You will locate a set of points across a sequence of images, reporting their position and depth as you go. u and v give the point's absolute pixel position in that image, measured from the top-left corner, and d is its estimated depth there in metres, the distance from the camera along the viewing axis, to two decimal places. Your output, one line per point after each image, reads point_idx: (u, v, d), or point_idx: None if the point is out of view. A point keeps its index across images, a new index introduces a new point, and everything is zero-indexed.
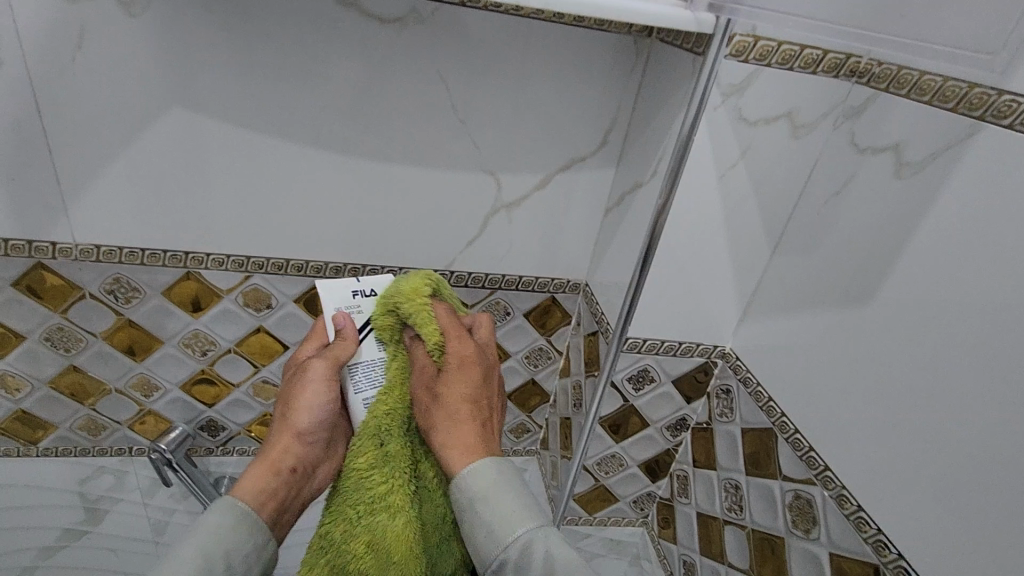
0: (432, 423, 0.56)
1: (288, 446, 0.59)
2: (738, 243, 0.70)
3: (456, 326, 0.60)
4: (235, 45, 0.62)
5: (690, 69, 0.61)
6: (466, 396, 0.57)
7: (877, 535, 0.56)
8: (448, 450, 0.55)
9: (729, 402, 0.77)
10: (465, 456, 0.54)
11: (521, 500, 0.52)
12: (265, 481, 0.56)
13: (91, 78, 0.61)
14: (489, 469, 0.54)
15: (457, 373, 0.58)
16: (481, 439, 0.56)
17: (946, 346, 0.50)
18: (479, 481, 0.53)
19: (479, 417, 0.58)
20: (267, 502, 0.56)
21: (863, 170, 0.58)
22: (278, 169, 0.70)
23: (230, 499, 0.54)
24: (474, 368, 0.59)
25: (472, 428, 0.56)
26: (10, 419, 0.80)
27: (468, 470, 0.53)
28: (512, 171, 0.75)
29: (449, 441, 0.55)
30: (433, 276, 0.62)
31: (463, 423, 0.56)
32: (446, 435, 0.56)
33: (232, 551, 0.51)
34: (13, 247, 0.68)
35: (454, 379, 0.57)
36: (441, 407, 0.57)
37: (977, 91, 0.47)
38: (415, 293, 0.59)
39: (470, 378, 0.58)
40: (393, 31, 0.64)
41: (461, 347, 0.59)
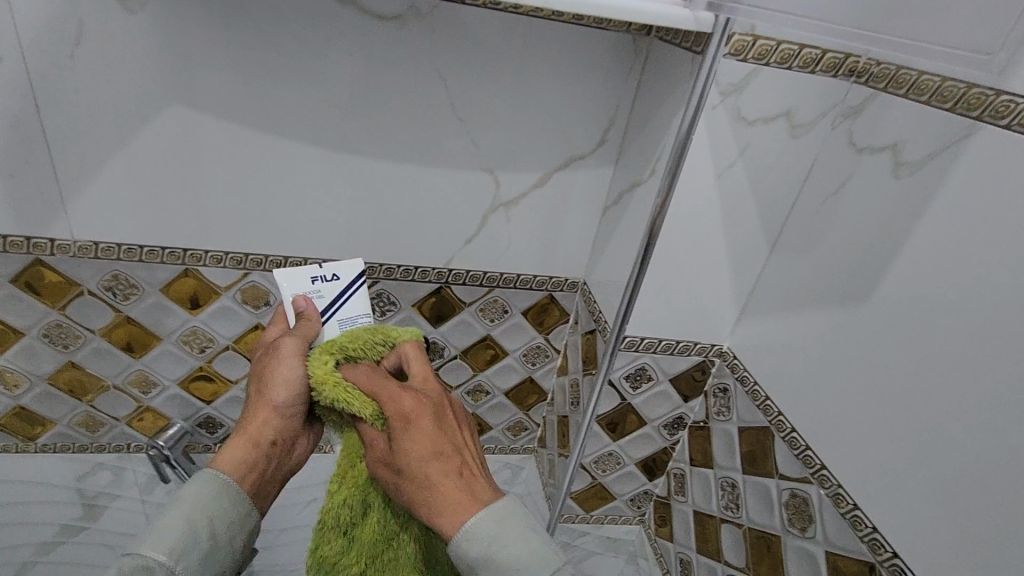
0: (410, 494, 0.51)
1: (266, 420, 0.57)
2: (735, 243, 0.70)
3: (383, 382, 0.55)
4: (234, 42, 0.62)
5: (688, 68, 0.61)
6: (427, 449, 0.51)
7: (873, 533, 0.56)
8: (436, 519, 0.49)
9: (726, 400, 0.78)
10: (452, 518, 0.49)
11: (524, 544, 0.48)
12: (243, 457, 0.55)
13: (90, 75, 0.61)
14: (480, 525, 0.48)
15: (408, 430, 0.52)
16: (459, 486, 0.50)
17: (942, 346, 0.50)
18: (475, 546, 0.47)
19: (451, 465, 0.51)
20: (247, 476, 0.55)
21: (862, 170, 0.58)
22: (277, 166, 0.70)
23: (208, 474, 0.53)
24: (423, 418, 0.53)
25: (450, 483, 0.50)
26: (9, 415, 0.80)
27: (458, 538, 0.48)
28: (510, 169, 0.76)
29: (431, 507, 0.50)
30: (336, 345, 0.57)
31: (434, 480, 0.50)
32: (427, 504, 0.50)
33: (217, 524, 0.51)
34: (11, 243, 0.68)
35: (406, 438, 0.52)
36: (408, 473, 0.51)
37: (975, 91, 0.48)
38: (322, 371, 0.56)
39: (423, 429, 0.52)
40: (392, 28, 0.64)
41: (401, 402, 0.53)
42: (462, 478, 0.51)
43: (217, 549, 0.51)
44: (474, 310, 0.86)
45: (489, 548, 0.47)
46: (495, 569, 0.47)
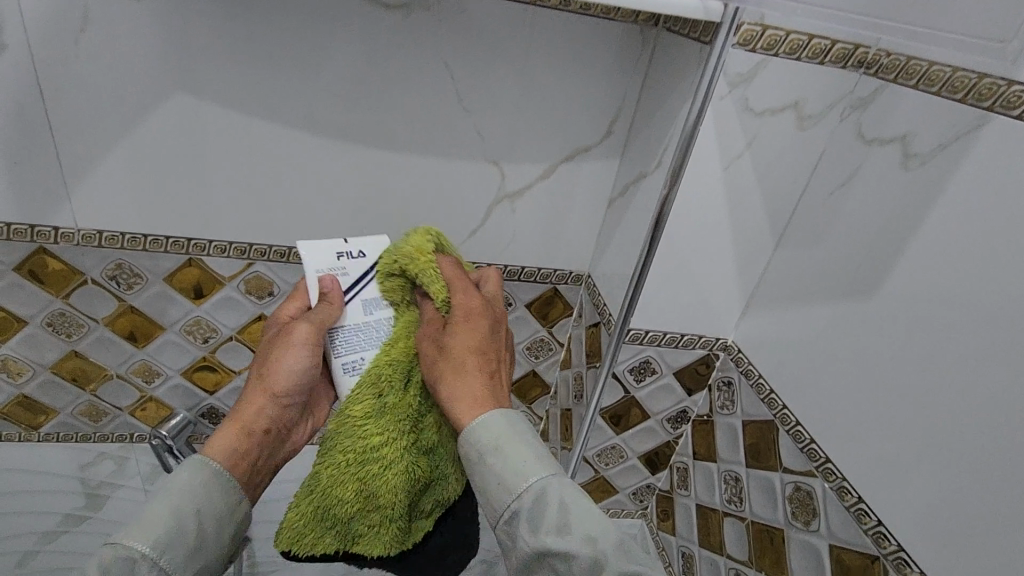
0: (438, 376, 0.55)
1: (263, 406, 0.58)
2: (741, 236, 0.70)
3: (461, 277, 0.59)
4: (240, 31, 0.62)
5: (696, 58, 0.61)
6: (472, 345, 0.55)
7: (877, 526, 0.56)
8: (455, 405, 0.53)
9: (731, 394, 0.78)
10: (472, 409, 0.52)
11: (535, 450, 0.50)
12: (236, 444, 0.55)
13: (95, 63, 0.61)
14: (496, 422, 0.51)
15: (463, 322, 0.56)
16: (487, 389, 0.54)
17: (949, 339, 0.50)
18: (490, 434, 0.50)
19: (488, 367, 0.55)
20: (239, 463, 0.55)
21: (870, 162, 0.58)
22: (282, 156, 0.70)
23: (201, 458, 0.53)
24: (480, 320, 0.57)
25: (482, 379, 0.54)
26: (12, 403, 0.80)
27: (477, 423, 0.51)
28: (516, 161, 0.75)
29: (456, 392, 0.53)
30: (434, 231, 0.61)
31: (470, 375, 0.54)
32: (452, 389, 0.53)
33: (205, 517, 0.51)
34: (15, 232, 0.68)
35: (460, 330, 0.55)
36: (446, 357, 0.55)
37: (987, 81, 0.47)
38: (418, 246, 0.59)
39: (477, 329, 0.56)
40: (399, 18, 0.64)
41: (465, 299, 0.57)
42: (493, 382, 0.54)
43: (204, 540, 0.51)
44: None
45: (499, 443, 0.50)
46: (505, 460, 0.49)
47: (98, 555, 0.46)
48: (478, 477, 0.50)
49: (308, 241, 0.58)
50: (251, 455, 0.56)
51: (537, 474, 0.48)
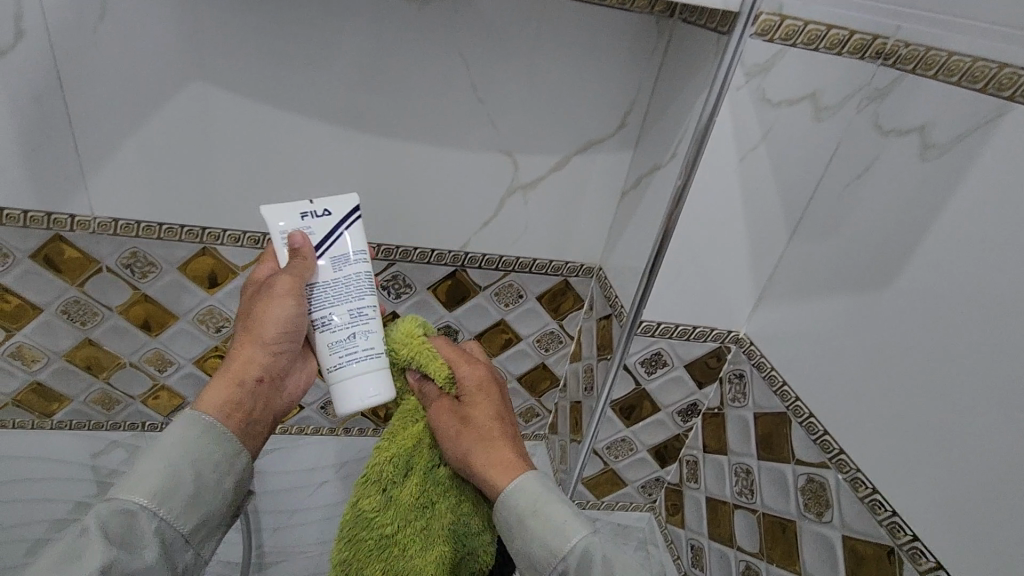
0: (465, 450, 0.59)
1: (251, 359, 0.58)
2: (756, 228, 0.70)
3: (457, 353, 0.64)
4: (256, 17, 0.62)
5: (714, 49, 0.60)
6: (487, 415, 0.60)
7: (892, 517, 0.56)
8: (491, 471, 0.57)
9: (742, 387, 0.78)
10: (508, 474, 0.57)
11: (567, 508, 0.54)
12: (227, 397, 0.56)
13: (112, 49, 0.61)
14: (532, 482, 0.56)
15: (474, 394, 0.61)
16: (515, 451, 0.59)
17: (967, 329, 0.50)
18: (524, 500, 0.55)
19: (507, 431, 0.61)
20: (232, 416, 0.55)
21: (887, 154, 0.58)
22: (297, 145, 0.70)
23: (193, 413, 0.54)
24: (488, 390, 0.62)
25: (507, 444, 0.59)
26: (26, 390, 0.81)
27: (511, 489, 0.55)
28: (529, 152, 0.75)
29: (487, 462, 0.58)
30: (420, 318, 0.65)
31: (498, 442, 0.59)
32: (484, 459, 0.58)
33: (202, 468, 0.52)
34: (32, 219, 0.69)
35: (475, 402, 0.61)
36: (470, 432, 0.60)
37: (1007, 71, 0.47)
38: (410, 332, 0.62)
39: (487, 397, 0.62)
40: (415, 8, 0.64)
41: (472, 372, 0.62)
42: (514, 441, 0.60)
43: (204, 491, 0.52)
44: (489, 294, 0.86)
45: (535, 505, 0.54)
46: (540, 523, 0.53)
47: (94, 511, 0.47)
48: (518, 544, 0.54)
49: (268, 205, 0.59)
50: (244, 404, 0.57)
51: (574, 532, 0.52)
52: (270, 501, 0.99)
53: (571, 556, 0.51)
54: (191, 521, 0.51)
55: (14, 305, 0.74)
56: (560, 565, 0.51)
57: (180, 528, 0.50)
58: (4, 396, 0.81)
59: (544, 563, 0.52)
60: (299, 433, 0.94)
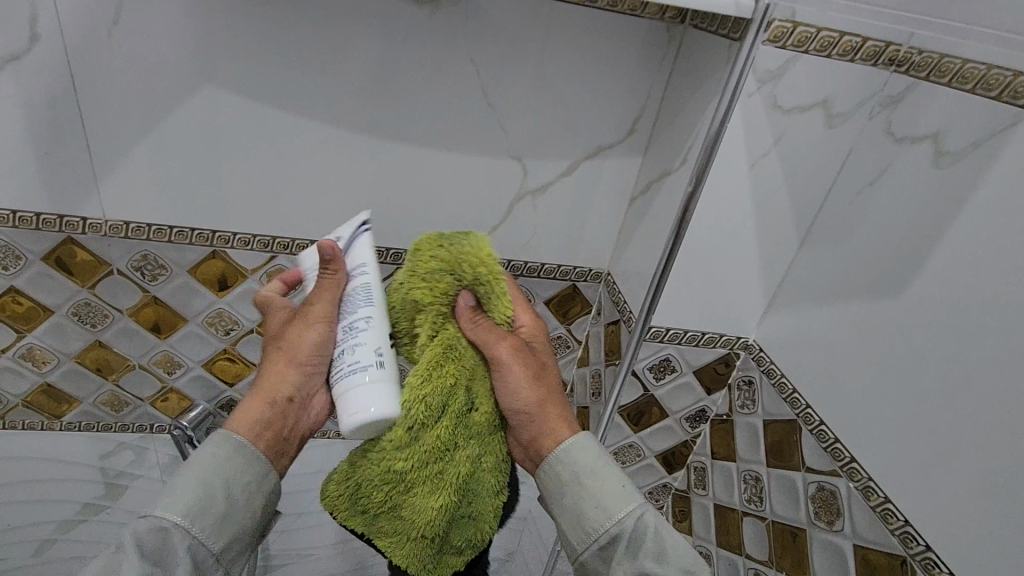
0: (526, 396, 0.57)
1: (285, 376, 0.57)
2: (766, 234, 0.69)
3: (517, 293, 0.61)
4: (268, 22, 0.62)
5: (725, 55, 0.60)
6: (549, 365, 0.61)
7: (904, 527, 0.56)
8: (558, 421, 0.57)
9: (752, 393, 0.77)
10: (573, 426, 0.58)
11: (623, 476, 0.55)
12: (258, 415, 0.55)
13: (126, 53, 0.61)
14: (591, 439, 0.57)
15: (539, 339, 0.60)
16: (563, 405, 0.60)
17: (982, 339, 0.49)
18: (587, 458, 0.55)
19: (554, 383, 0.61)
20: (261, 435, 0.55)
21: (899, 161, 0.58)
22: (307, 150, 0.71)
23: (224, 431, 0.53)
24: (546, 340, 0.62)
25: (559, 397, 0.60)
26: (36, 392, 0.81)
27: (581, 442, 0.56)
28: (539, 158, 0.75)
29: (555, 411, 0.58)
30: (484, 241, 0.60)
31: (553, 395, 0.59)
32: (554, 409, 0.58)
33: (235, 485, 0.52)
34: (44, 221, 0.69)
35: (534, 349, 0.60)
36: (538, 378, 0.58)
37: (1023, 79, 0.47)
38: (494, 258, 0.58)
39: (542, 346, 0.61)
40: (426, 13, 0.64)
41: (531, 319, 0.61)
42: (560, 394, 0.60)
43: (234, 512, 0.51)
44: None
45: (594, 468, 0.54)
46: (598, 485, 0.54)
47: (131, 528, 0.48)
48: (568, 500, 0.54)
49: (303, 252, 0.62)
50: (274, 424, 0.56)
51: (634, 497, 0.53)
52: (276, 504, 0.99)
53: (628, 520, 0.52)
54: (222, 539, 0.50)
55: (25, 307, 0.74)
56: (615, 528, 0.52)
57: (211, 547, 0.50)
58: (14, 397, 0.81)
59: (598, 522, 0.52)
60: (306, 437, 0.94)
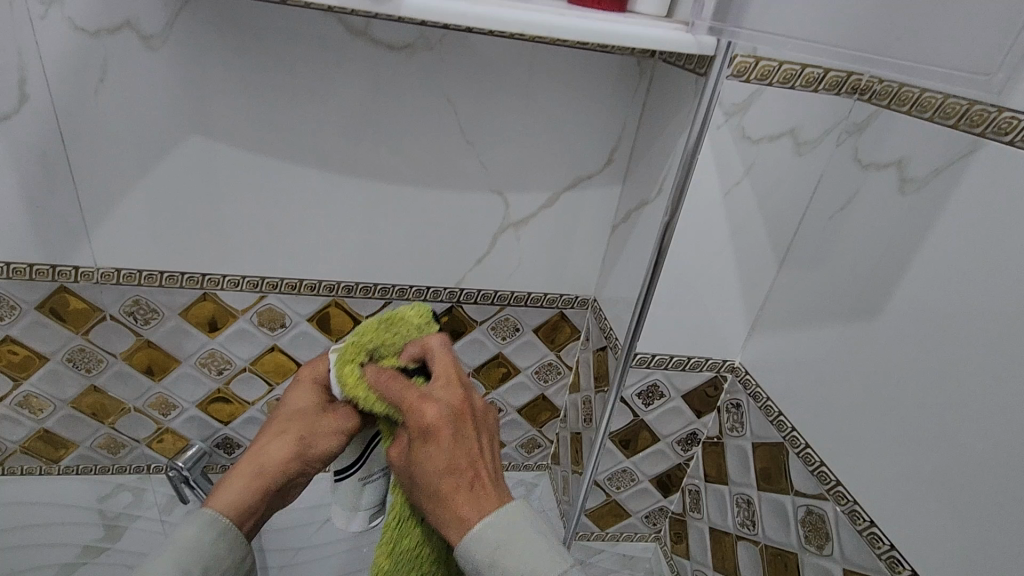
0: (423, 499, 0.50)
1: (282, 468, 0.59)
2: (745, 259, 0.71)
3: (404, 389, 0.52)
4: (248, 73, 0.64)
5: (692, 89, 0.62)
6: (435, 461, 0.49)
7: (891, 551, 0.56)
8: (444, 522, 0.49)
9: (739, 416, 0.78)
10: (461, 527, 0.48)
11: (530, 552, 0.46)
12: (245, 500, 0.57)
13: (112, 108, 0.63)
14: (488, 530, 0.47)
15: (429, 444, 0.49)
16: (472, 503, 0.48)
17: (951, 362, 0.50)
18: (481, 547, 0.46)
19: (464, 478, 0.49)
20: (244, 520, 0.57)
21: (868, 186, 0.59)
22: (291, 192, 0.72)
23: (210, 512, 0.54)
24: (440, 431, 0.49)
25: (462, 495, 0.48)
26: (33, 438, 0.82)
27: (467, 540, 0.47)
28: (520, 190, 0.77)
29: (441, 514, 0.49)
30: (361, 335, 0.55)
31: (449, 495, 0.48)
32: (442, 509, 0.49)
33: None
34: (38, 271, 0.71)
35: (424, 453, 0.49)
36: (422, 483, 0.50)
37: (977, 108, 0.48)
38: (355, 376, 0.55)
39: (438, 445, 0.49)
40: (402, 57, 0.66)
41: (420, 413, 0.50)
42: (472, 490, 0.49)
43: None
44: (486, 328, 0.87)
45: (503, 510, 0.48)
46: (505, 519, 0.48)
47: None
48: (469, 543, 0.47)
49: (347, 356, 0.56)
50: (257, 511, 0.58)
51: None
52: (274, 539, 0.99)
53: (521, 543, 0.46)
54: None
55: (21, 355, 0.76)
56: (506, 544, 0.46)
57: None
58: (12, 443, 0.82)
59: (485, 540, 0.47)
60: None
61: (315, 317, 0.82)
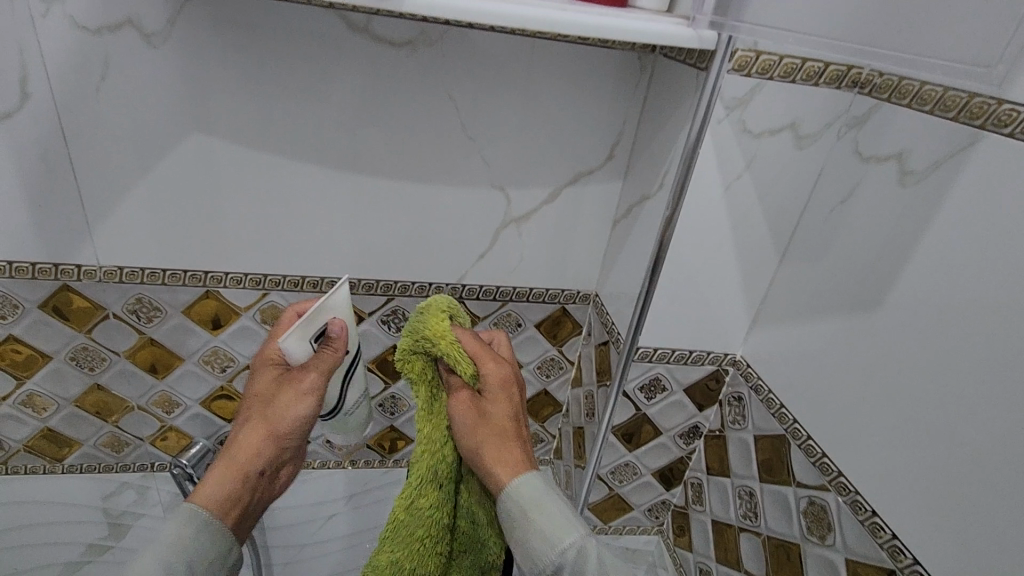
0: (476, 445, 0.53)
1: (258, 450, 0.57)
2: (746, 253, 0.71)
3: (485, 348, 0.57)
4: (250, 70, 0.64)
5: (693, 83, 0.63)
6: (504, 410, 0.54)
7: (892, 540, 0.56)
8: (495, 471, 0.52)
9: (741, 409, 0.78)
10: (515, 469, 0.52)
11: (571, 509, 0.52)
12: (226, 489, 0.55)
13: (114, 106, 0.63)
14: (540, 481, 0.52)
15: (500, 395, 0.55)
16: (524, 455, 0.54)
17: (952, 352, 0.50)
18: (532, 496, 0.51)
19: (520, 433, 0.55)
20: (230, 508, 0.54)
21: (868, 179, 0.59)
22: (294, 188, 0.72)
23: (189, 506, 0.53)
24: (512, 387, 0.56)
25: (517, 445, 0.54)
26: (36, 436, 0.83)
27: (522, 483, 0.51)
28: (521, 186, 0.77)
29: (496, 458, 0.53)
30: (448, 303, 0.58)
31: (508, 440, 0.54)
32: (495, 453, 0.53)
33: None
34: (40, 270, 0.71)
35: (495, 401, 0.55)
36: (483, 428, 0.54)
37: (977, 100, 0.49)
38: (443, 329, 0.55)
39: (510, 399, 0.56)
40: (403, 54, 0.66)
41: (498, 369, 0.55)
42: (523, 445, 0.55)
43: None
44: (488, 324, 0.87)
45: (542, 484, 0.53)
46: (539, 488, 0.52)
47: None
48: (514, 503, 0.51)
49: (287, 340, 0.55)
50: (243, 498, 0.55)
51: (573, 533, 0.49)
52: (279, 536, 0.99)
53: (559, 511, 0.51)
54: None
55: (24, 354, 0.76)
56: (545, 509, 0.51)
57: None
58: (16, 442, 0.82)
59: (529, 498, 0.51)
60: (306, 467, 0.94)
61: None
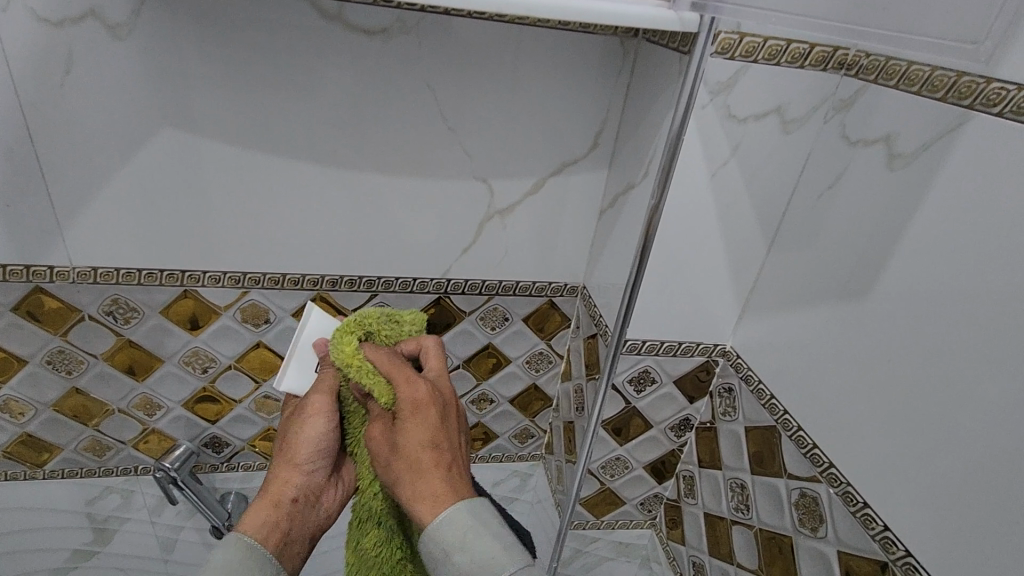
0: (397, 480, 0.53)
1: (289, 480, 0.60)
2: (733, 241, 0.70)
3: (399, 370, 0.56)
4: (220, 61, 0.62)
5: (676, 68, 0.61)
6: (418, 439, 0.53)
7: (884, 532, 0.55)
8: (416, 506, 0.51)
9: (731, 400, 0.77)
10: (433, 503, 0.50)
11: (499, 540, 0.48)
12: (266, 516, 0.56)
13: (80, 101, 0.61)
14: (460, 513, 0.50)
15: (415, 420, 0.53)
16: (449, 484, 0.52)
17: (944, 340, 0.49)
18: (449, 531, 0.49)
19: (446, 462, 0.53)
20: (273, 533, 0.55)
21: (856, 163, 0.58)
22: (271, 184, 0.71)
23: (236, 535, 0.53)
24: (429, 408, 0.54)
25: (439, 475, 0.52)
26: (15, 443, 0.81)
27: (439, 520, 0.49)
28: (504, 177, 0.75)
29: (416, 491, 0.51)
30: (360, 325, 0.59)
31: (427, 472, 0.52)
32: (415, 488, 0.51)
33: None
34: (12, 272, 0.69)
35: (410, 426, 0.53)
36: (400, 458, 0.53)
37: (965, 80, 0.47)
38: (350, 351, 0.58)
39: (426, 422, 0.54)
40: (379, 43, 0.64)
41: (411, 390, 0.55)
42: (449, 473, 0.52)
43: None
44: (475, 319, 0.86)
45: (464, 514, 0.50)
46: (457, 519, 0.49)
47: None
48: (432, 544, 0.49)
49: (283, 382, 0.59)
50: (282, 524, 0.56)
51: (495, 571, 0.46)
52: None
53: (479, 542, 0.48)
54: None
55: None
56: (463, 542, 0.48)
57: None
58: None
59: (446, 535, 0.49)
60: None
61: (299, 311, 0.81)
